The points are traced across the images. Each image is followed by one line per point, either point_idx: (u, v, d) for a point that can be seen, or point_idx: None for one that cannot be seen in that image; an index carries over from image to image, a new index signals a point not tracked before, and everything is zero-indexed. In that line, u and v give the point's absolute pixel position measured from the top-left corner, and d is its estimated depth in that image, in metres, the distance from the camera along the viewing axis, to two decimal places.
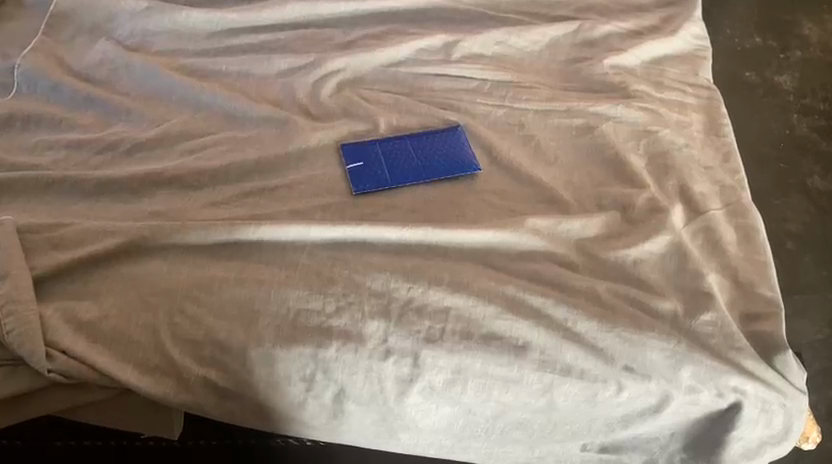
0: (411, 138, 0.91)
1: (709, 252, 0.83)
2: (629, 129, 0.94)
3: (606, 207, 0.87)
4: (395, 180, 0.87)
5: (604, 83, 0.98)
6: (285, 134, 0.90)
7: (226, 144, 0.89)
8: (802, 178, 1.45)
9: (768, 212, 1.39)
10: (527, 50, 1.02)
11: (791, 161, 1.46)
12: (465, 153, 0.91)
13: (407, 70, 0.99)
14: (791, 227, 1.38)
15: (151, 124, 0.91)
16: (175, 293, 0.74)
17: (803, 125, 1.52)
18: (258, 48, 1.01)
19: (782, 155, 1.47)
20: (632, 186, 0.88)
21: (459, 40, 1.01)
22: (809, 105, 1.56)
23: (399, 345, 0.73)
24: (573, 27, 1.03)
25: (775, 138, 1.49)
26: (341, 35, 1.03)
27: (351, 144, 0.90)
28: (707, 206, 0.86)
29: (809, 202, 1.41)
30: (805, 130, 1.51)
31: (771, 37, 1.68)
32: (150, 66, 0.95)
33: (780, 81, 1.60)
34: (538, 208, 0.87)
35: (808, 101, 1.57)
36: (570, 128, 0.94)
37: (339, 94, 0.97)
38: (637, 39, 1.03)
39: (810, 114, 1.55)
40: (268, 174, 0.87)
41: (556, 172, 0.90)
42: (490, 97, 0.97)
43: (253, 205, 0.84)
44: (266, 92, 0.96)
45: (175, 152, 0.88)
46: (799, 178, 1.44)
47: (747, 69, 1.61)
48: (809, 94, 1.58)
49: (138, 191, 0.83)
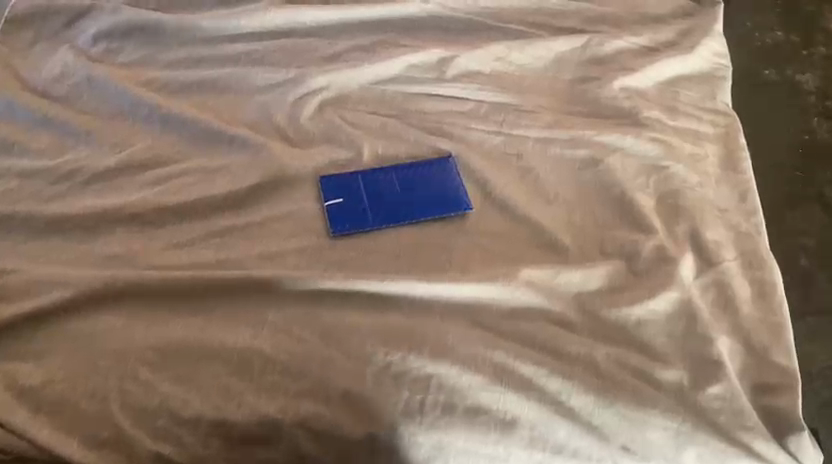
0: (397, 170, 0.83)
1: (721, 311, 0.76)
2: (638, 162, 0.85)
3: (609, 255, 0.79)
4: (378, 219, 0.79)
5: (612, 109, 0.89)
6: (258, 162, 0.82)
7: (193, 175, 0.81)
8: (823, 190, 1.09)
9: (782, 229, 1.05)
10: (529, 67, 0.93)
11: (807, 170, 1.11)
12: (457, 188, 0.82)
13: (396, 88, 0.91)
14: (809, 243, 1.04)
15: (112, 149, 0.82)
16: (128, 356, 0.67)
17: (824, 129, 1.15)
18: (233, 59, 0.92)
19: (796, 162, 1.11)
20: (639, 230, 0.80)
21: (454, 56, 0.92)
22: None
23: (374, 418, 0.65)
24: (580, 42, 0.94)
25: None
26: (326, 46, 0.93)
27: (330, 176, 0.82)
28: (720, 257, 0.78)
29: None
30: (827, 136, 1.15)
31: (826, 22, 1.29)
32: (113, 82, 0.86)
33: (803, 81, 1.21)
34: (534, 254, 0.79)
35: None
36: (574, 160, 0.86)
37: (320, 115, 0.88)
38: (650, 56, 0.94)
39: None
40: (238, 210, 0.79)
41: (557, 211, 0.82)
42: (487, 122, 0.88)
43: (219, 246, 0.76)
44: (240, 113, 0.87)
45: (136, 183, 0.80)
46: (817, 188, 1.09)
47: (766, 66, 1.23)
48: None
49: (94, 230, 0.76)
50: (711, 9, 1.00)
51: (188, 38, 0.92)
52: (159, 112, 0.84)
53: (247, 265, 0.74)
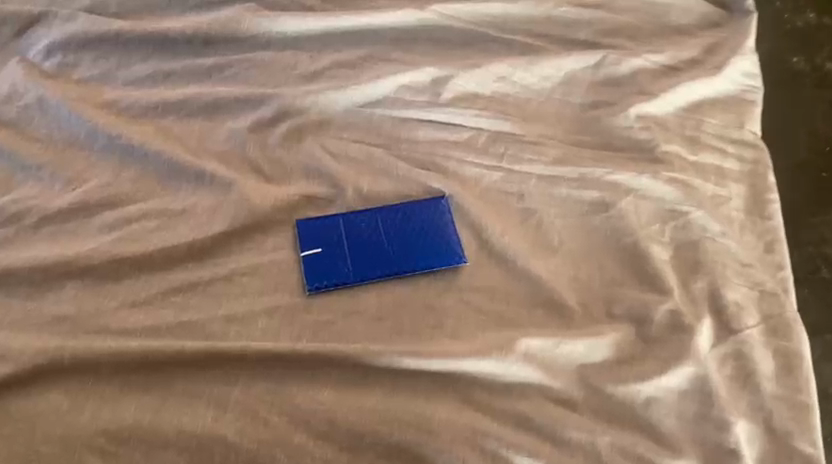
0: (384, 213, 0.74)
1: (739, 388, 0.68)
2: (653, 206, 0.76)
3: (617, 317, 0.71)
4: (359, 273, 0.70)
5: (628, 140, 0.80)
6: (228, 205, 0.73)
7: (155, 218, 0.72)
8: None
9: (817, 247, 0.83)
10: (535, 88, 0.83)
11: None
12: (449, 236, 0.74)
13: (384, 112, 0.81)
14: None
15: (65, 186, 0.74)
16: (75, 442, 0.60)
17: None
18: (203, 75, 0.81)
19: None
20: (652, 290, 0.72)
21: (450, 76, 0.82)
22: None
23: None
24: (593, 60, 0.84)
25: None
26: (307, 61, 0.83)
27: (309, 220, 0.73)
28: (742, 323, 0.70)
29: None
30: None
31: None
32: (66, 105, 0.77)
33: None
34: (534, 314, 0.71)
35: None
36: (582, 202, 0.76)
37: (298, 145, 0.78)
38: (672, 77, 0.84)
39: None
40: (203, 260, 0.71)
41: (560, 264, 0.74)
42: (485, 155, 0.79)
43: (181, 305, 0.68)
44: (209, 141, 0.78)
45: (92, 228, 0.72)
46: None
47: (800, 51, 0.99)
48: None
49: (42, 285, 0.68)
50: (742, 19, 0.89)
51: (153, 50, 0.82)
52: (118, 142, 0.76)
53: (212, 330, 0.67)
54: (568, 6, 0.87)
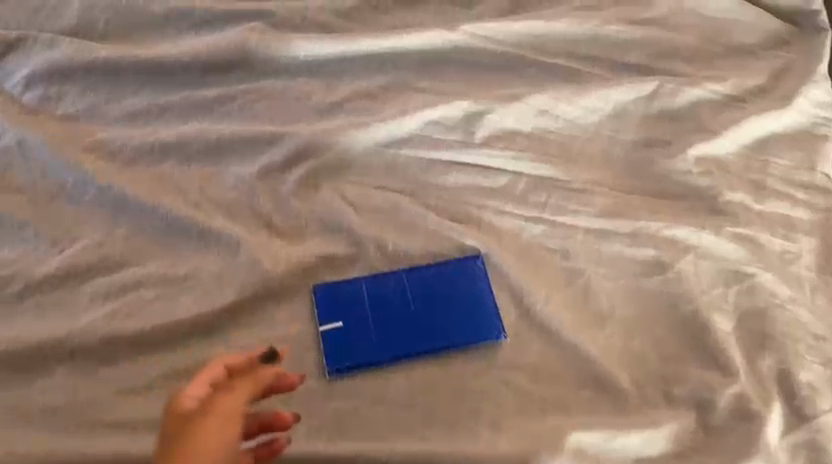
0: (413, 278, 0.66)
1: None
2: (715, 267, 0.67)
3: (675, 400, 0.63)
4: (387, 352, 0.62)
5: (686, 187, 0.71)
6: (236, 269, 0.65)
7: (154, 285, 0.64)
8: None
9: None
10: (579, 123, 0.73)
11: None
12: (487, 305, 0.65)
13: (410, 153, 0.71)
14: None
15: (52, 246, 0.65)
16: None
17: None
18: (204, 109, 0.72)
19: None
20: (714, 368, 0.64)
21: (486, 111, 0.72)
22: None
23: None
24: (648, 89, 0.74)
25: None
26: (322, 92, 0.73)
27: (328, 286, 0.65)
28: (816, 409, 0.62)
29: None
30: None
31: None
32: (50, 150, 0.68)
33: None
34: (581, 398, 0.63)
35: None
36: (634, 262, 0.68)
37: (315, 194, 0.69)
38: (735, 111, 0.74)
39: None
40: (210, 336, 0.63)
41: (611, 336, 0.65)
42: (525, 204, 0.70)
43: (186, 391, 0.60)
44: (212, 190, 0.68)
45: (83, 297, 0.63)
46: None
47: None
48: None
49: (29, 368, 0.60)
50: (813, 39, 0.79)
51: (147, 79, 0.72)
52: (111, 194, 0.67)
53: None
54: (618, 23, 0.76)
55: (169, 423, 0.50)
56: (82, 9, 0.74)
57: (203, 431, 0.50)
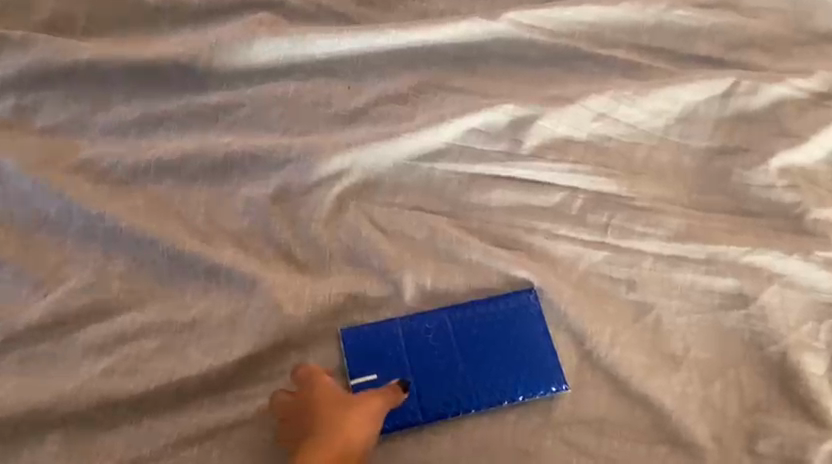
0: (457, 318, 0.56)
1: None
2: (804, 299, 0.59)
3: (762, 457, 0.55)
4: (430, 411, 0.54)
5: (768, 204, 0.61)
6: (250, 314, 0.55)
7: (156, 333, 0.55)
8: None
9: None
10: (644, 126, 0.63)
11: None
12: (542, 350, 0.56)
13: (448, 167, 0.62)
14: None
15: (35, 289, 0.56)
16: None
17: None
18: (207, 119, 0.61)
19: None
20: (807, 419, 0.55)
21: (536, 115, 0.62)
22: None
23: None
24: (721, 87, 0.64)
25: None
26: (344, 95, 0.63)
27: (357, 330, 0.56)
28: None
29: None
30: None
31: None
32: (27, 172, 0.58)
33: None
34: (655, 456, 0.54)
35: None
36: (710, 293, 0.59)
37: (337, 218, 0.60)
38: (823, 110, 0.64)
39: None
40: (223, 394, 0.54)
41: (687, 382, 0.57)
42: (583, 227, 0.60)
43: (200, 461, 0.52)
44: (220, 216, 0.59)
45: (73, 350, 0.54)
46: None
47: None
48: None
49: (14, 438, 0.51)
50: None
51: (138, 84, 0.62)
52: (101, 225, 0.57)
53: None
54: (685, 7, 0.66)
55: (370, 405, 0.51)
56: (59, 2, 0.64)
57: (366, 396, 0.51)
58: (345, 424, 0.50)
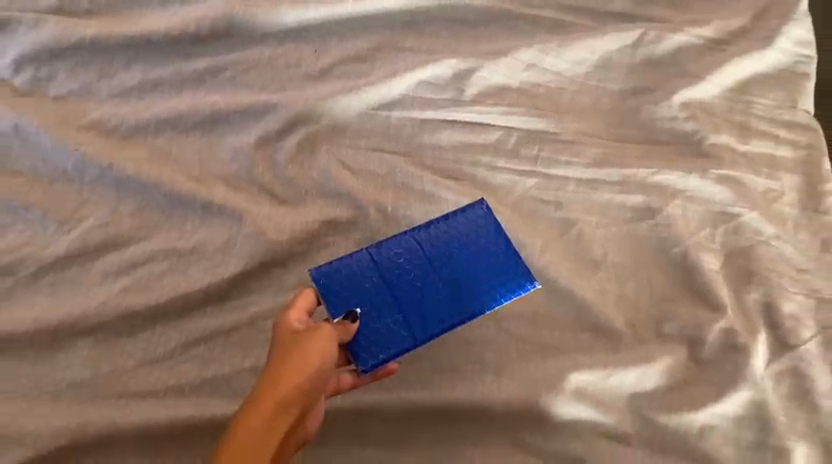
0: (423, 233, 0.62)
1: (797, 406, 0.65)
2: (703, 209, 0.70)
3: (668, 337, 0.67)
4: (416, 328, 0.58)
5: (673, 133, 0.73)
6: (241, 240, 0.67)
7: (164, 259, 0.66)
8: None
9: None
10: (567, 74, 0.75)
11: None
12: (508, 250, 0.61)
13: (403, 114, 0.73)
14: None
15: (59, 228, 0.67)
16: None
17: None
18: (197, 82, 0.73)
19: None
20: (704, 305, 0.67)
21: (476, 67, 0.73)
22: None
23: None
24: (632, 37, 0.75)
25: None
26: (312, 57, 0.74)
27: (331, 269, 0.60)
28: (798, 338, 0.67)
29: None
30: None
31: None
32: (46, 131, 0.68)
33: None
34: (580, 340, 0.67)
35: None
36: (625, 209, 0.70)
37: (310, 159, 0.71)
38: (719, 53, 0.75)
39: None
40: (223, 304, 0.65)
41: (606, 281, 0.69)
42: (518, 158, 0.72)
43: (206, 358, 0.63)
44: (211, 162, 0.70)
45: (96, 275, 0.65)
46: None
47: None
48: None
49: (52, 346, 0.63)
50: None
51: (136, 54, 0.73)
52: (112, 173, 0.68)
53: (240, 385, 0.63)
54: None
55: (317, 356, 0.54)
56: None
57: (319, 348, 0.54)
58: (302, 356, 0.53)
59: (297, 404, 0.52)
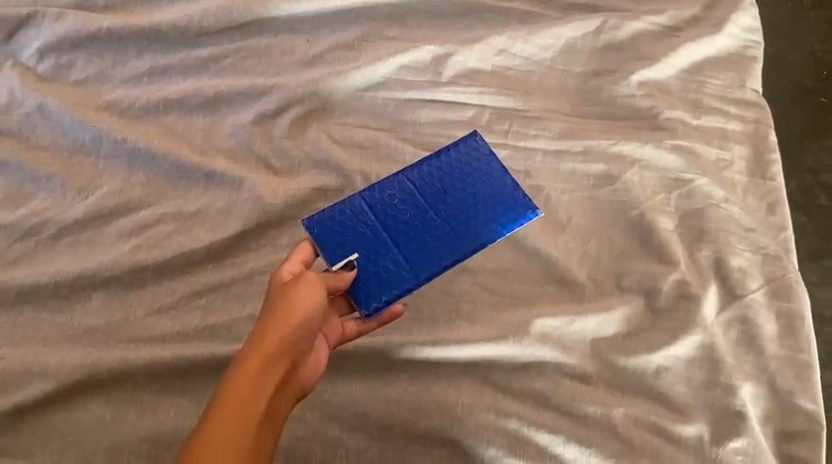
0: (412, 177, 0.67)
1: (745, 350, 0.71)
2: (658, 176, 0.78)
3: (627, 289, 0.73)
4: (416, 269, 0.64)
5: (632, 109, 0.80)
6: (239, 205, 0.74)
7: (171, 222, 0.74)
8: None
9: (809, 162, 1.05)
10: (535, 59, 0.83)
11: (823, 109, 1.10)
12: (496, 188, 0.67)
13: (387, 95, 0.81)
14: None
15: (78, 195, 0.74)
16: (120, 450, 0.63)
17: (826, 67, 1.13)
18: (201, 68, 0.81)
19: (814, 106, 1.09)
20: (659, 261, 0.74)
21: (452, 52, 0.81)
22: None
23: None
24: (594, 25, 0.83)
25: (814, 65, 1.13)
26: (305, 45, 0.83)
27: (329, 219, 0.65)
28: (746, 289, 0.73)
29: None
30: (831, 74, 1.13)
31: None
32: (67, 110, 0.76)
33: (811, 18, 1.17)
34: (546, 292, 0.73)
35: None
36: (588, 176, 0.78)
37: (302, 135, 0.79)
38: (672, 39, 0.83)
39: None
40: (224, 261, 0.73)
41: (570, 240, 0.76)
42: (490, 132, 0.79)
43: (207, 308, 0.70)
44: (214, 138, 0.78)
45: (110, 235, 0.73)
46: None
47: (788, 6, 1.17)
48: None
49: (70, 296, 0.70)
50: None
51: (147, 44, 0.81)
52: (125, 146, 0.76)
53: (238, 331, 0.69)
54: None
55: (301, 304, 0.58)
56: None
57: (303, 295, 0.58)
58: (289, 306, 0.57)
59: (287, 349, 0.57)
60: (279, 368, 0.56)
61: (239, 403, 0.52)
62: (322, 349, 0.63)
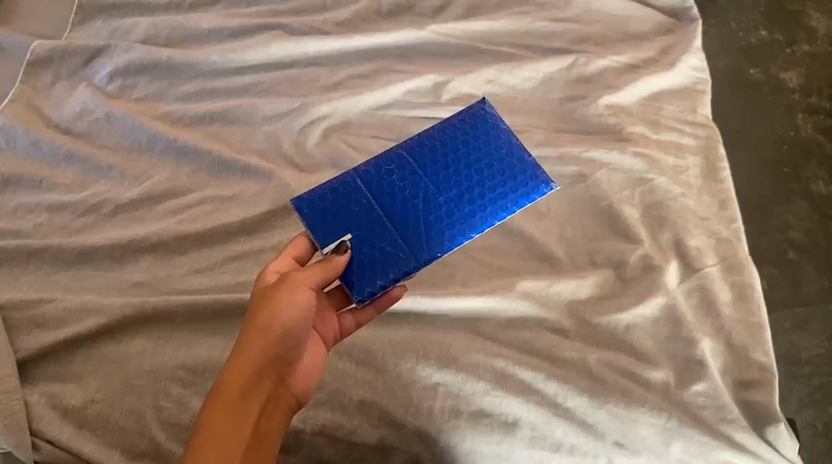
0: (413, 159, 0.75)
1: (704, 314, 0.82)
2: (624, 176, 0.91)
3: (599, 265, 0.85)
4: (414, 253, 0.71)
5: (600, 125, 0.96)
6: (270, 191, 0.88)
7: (211, 203, 0.87)
8: (782, 197, 1.28)
9: (761, 230, 1.25)
10: (519, 88, 1.00)
11: (767, 184, 1.29)
12: (491, 172, 0.74)
13: (395, 113, 0.97)
14: (793, 234, 1.25)
15: (133, 182, 0.88)
16: (160, 375, 0.73)
17: (770, 149, 1.33)
18: (241, 91, 0.98)
19: (759, 184, 1.29)
20: (627, 241, 0.86)
21: (449, 80, 0.98)
22: (781, 134, 1.34)
23: (396, 425, 0.73)
24: (567, 62, 1.01)
25: (775, 140, 1.34)
26: (328, 75, 1.00)
27: (328, 204, 0.73)
28: (703, 263, 0.84)
29: (783, 211, 1.27)
30: (774, 155, 1.32)
31: (778, 62, 1.43)
32: (130, 116, 0.92)
33: (757, 105, 1.38)
34: (530, 266, 0.85)
35: (780, 128, 1.35)
36: (564, 177, 0.91)
37: (325, 142, 0.94)
38: (633, 74, 1.00)
39: (780, 143, 1.33)
40: (254, 235, 0.85)
41: (550, 225, 0.89)
42: None
43: (238, 270, 0.82)
44: (251, 143, 0.93)
45: (157, 213, 0.86)
46: (783, 197, 1.28)
47: (731, 103, 1.38)
48: (785, 118, 1.36)
49: (122, 258, 0.82)
50: (689, 27, 1.07)
51: (198, 71, 0.99)
52: (175, 144, 0.90)
53: None
54: (544, 21, 1.05)
55: (285, 305, 0.67)
56: (148, 27, 1.02)
57: (286, 295, 0.67)
58: (276, 303, 0.66)
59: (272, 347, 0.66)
60: (264, 375, 0.65)
61: (229, 405, 0.62)
62: (316, 345, 0.71)
